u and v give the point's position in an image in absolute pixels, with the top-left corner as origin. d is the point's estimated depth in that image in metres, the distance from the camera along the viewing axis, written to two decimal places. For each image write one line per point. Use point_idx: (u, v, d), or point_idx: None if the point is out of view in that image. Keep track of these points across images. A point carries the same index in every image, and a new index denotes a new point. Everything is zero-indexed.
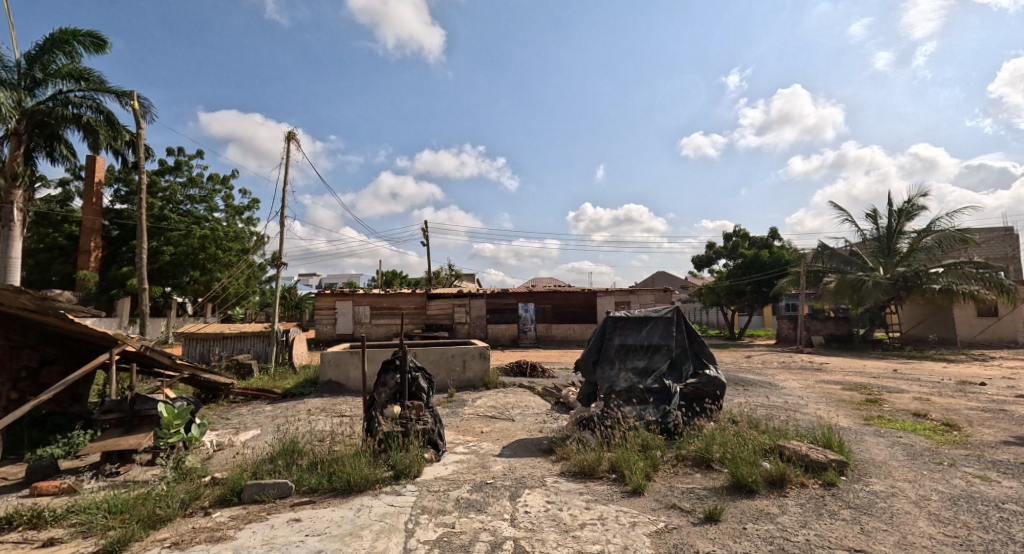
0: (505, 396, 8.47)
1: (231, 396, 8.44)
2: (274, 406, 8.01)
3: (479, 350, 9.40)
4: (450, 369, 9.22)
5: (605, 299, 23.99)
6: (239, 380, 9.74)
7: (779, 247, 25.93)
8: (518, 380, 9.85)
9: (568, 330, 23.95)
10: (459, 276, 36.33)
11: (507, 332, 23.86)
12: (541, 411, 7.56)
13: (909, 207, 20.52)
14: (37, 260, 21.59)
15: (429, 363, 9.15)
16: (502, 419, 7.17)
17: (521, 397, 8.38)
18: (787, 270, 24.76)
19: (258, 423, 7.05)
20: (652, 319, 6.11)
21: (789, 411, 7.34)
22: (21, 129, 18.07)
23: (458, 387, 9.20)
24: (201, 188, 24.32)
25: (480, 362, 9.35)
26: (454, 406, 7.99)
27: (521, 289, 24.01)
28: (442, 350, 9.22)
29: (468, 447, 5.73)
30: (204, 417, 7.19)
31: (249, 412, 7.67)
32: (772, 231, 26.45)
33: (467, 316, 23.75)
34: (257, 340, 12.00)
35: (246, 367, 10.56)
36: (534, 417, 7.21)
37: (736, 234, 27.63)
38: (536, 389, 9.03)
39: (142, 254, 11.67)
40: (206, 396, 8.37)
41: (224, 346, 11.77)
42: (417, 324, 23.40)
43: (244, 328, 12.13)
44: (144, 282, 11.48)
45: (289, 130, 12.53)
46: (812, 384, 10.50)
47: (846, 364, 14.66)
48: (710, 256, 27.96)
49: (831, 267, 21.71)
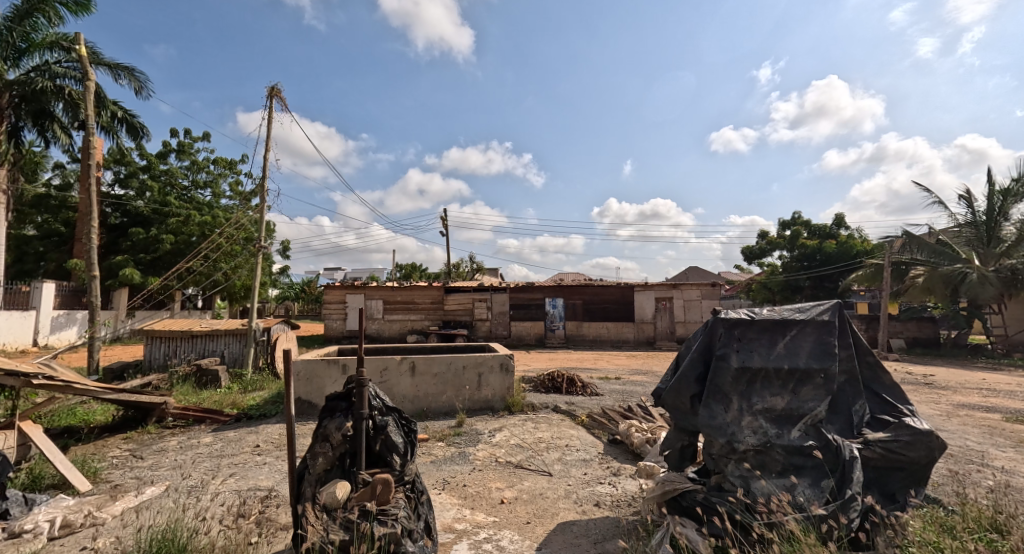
0: (534, 426, 6.03)
1: (168, 421, 6.24)
2: (215, 438, 5.73)
3: (500, 359, 6.99)
4: (459, 386, 6.84)
5: (643, 294, 21.27)
6: (193, 395, 7.62)
7: (847, 237, 22.65)
8: (550, 400, 7.43)
9: (600, 329, 21.31)
10: (481, 270, 34.13)
11: (532, 331, 21.43)
12: (590, 459, 5.08)
13: (1018, 185, 17.12)
14: (31, 248, 20.18)
15: (431, 377, 6.79)
16: (533, 474, 4.74)
17: (558, 430, 5.92)
18: (858, 262, 21.51)
19: (174, 470, 4.77)
20: (795, 323, 3.51)
21: (987, 469, 4.63)
22: (5, 103, 16.57)
23: (471, 411, 6.81)
24: (207, 173, 22.57)
25: (500, 377, 6.96)
26: (462, 444, 5.58)
27: (548, 283, 21.51)
28: (449, 360, 6.84)
29: (478, 544, 3.30)
30: (106, 458, 5.00)
31: (177, 447, 5.45)
32: (837, 218, 23.23)
33: (488, 312, 21.46)
34: (232, 340, 9.91)
35: (211, 375, 8.56)
36: (581, 471, 4.76)
37: (794, 223, 24.37)
38: (577, 415, 6.58)
39: (93, 233, 9.41)
40: (133, 418, 6.17)
41: (193, 347, 9.77)
42: (433, 320, 21.29)
43: (217, 324, 10.05)
44: (95, 268, 9.31)
45: (271, 85, 10.27)
46: (955, 411, 7.66)
47: (957, 378, 11.76)
48: (764, 247, 24.90)
49: (918, 259, 18.19)
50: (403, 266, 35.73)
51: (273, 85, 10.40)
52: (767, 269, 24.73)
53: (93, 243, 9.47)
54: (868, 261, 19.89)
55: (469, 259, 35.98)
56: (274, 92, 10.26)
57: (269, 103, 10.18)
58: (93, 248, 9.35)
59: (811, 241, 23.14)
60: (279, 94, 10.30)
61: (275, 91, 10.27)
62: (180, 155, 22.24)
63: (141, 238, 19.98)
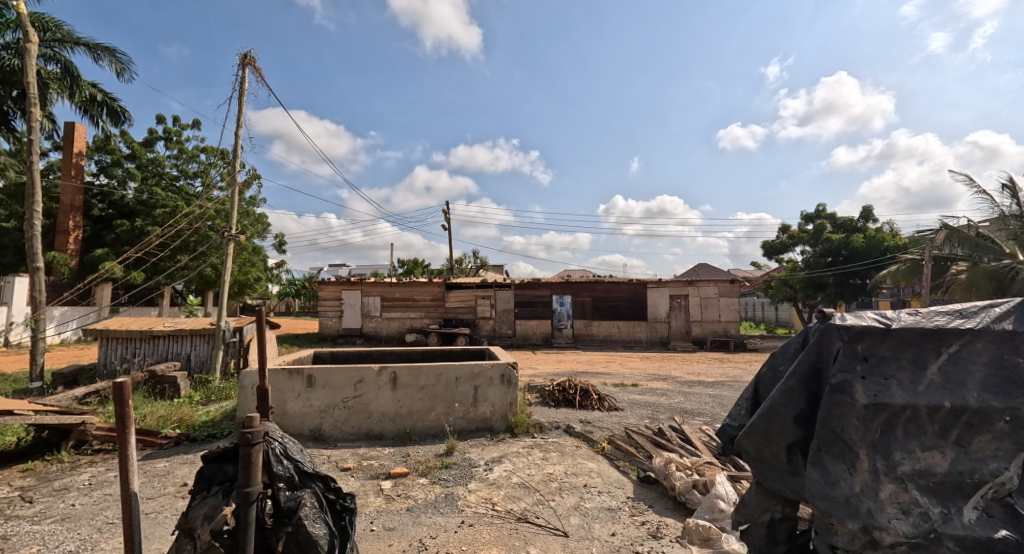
0: (544, 457, 4.79)
1: (90, 447, 5.03)
2: (139, 471, 4.50)
3: (501, 370, 5.74)
4: (451, 402, 5.61)
5: (657, 292, 19.94)
6: (136, 408, 6.39)
7: (876, 231, 21.18)
8: (561, 417, 6.21)
9: (611, 329, 20.05)
10: (485, 266, 32.93)
11: (538, 331, 20.19)
12: (618, 508, 3.84)
13: None
14: (10, 240, 19.07)
15: (416, 391, 5.58)
16: (542, 533, 3.48)
17: (573, 463, 4.68)
18: (888, 258, 20.09)
19: (62, 524, 3.54)
20: (958, 335, 2.20)
21: None
22: None
23: (464, 433, 5.58)
24: (197, 162, 21.35)
25: (501, 391, 5.72)
26: (451, 482, 4.35)
27: (556, 279, 20.18)
28: (438, 371, 5.62)
29: None
30: None
31: (86, 485, 4.22)
32: (864, 211, 21.80)
33: (492, 310, 20.23)
34: (199, 342, 8.71)
35: (168, 383, 7.39)
36: (607, 529, 3.52)
37: (819, 216, 22.88)
38: (596, 440, 5.33)
39: (36, 217, 8.00)
40: (47, 443, 4.95)
41: (153, 348, 8.60)
42: (434, 319, 20.14)
43: (182, 323, 8.88)
44: (37, 259, 7.95)
45: (244, 53, 9.04)
46: None
47: None
48: (785, 242, 23.51)
49: (959, 253, 16.72)
50: (406, 263, 34.67)
51: (245, 53, 9.15)
52: (788, 265, 23.36)
53: (35, 229, 8.18)
54: (902, 257, 18.43)
55: (473, 255, 34.83)
56: (246, 61, 9.02)
57: (240, 72, 8.93)
58: (36, 236, 7.99)
59: (837, 235, 21.70)
60: (252, 62, 9.07)
61: (248, 59, 9.03)
62: (168, 143, 21.03)
63: (125, 231, 18.87)
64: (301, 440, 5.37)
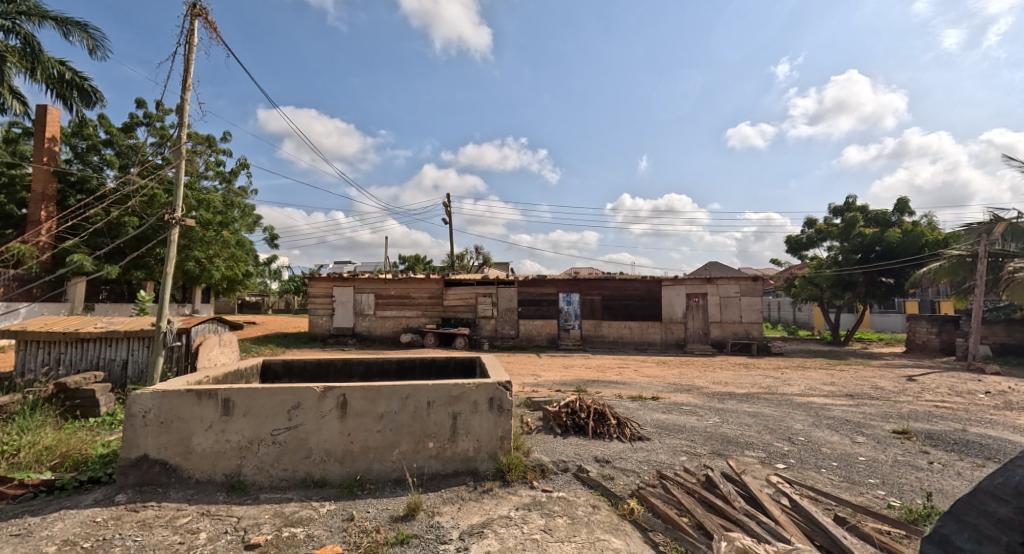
0: (548, 531, 3.25)
1: None
2: None
3: (490, 392, 4.23)
4: (421, 435, 4.12)
5: (673, 290, 18.31)
6: (24, 431, 4.94)
7: (913, 225, 19.42)
8: (571, 453, 4.70)
9: (622, 330, 18.49)
10: (488, 263, 31.46)
11: (544, 331, 18.67)
12: None
13: None
14: None
15: (373, 420, 4.08)
16: None
17: (591, 541, 3.14)
18: (928, 255, 18.38)
19: None
20: None
21: None
22: None
23: (440, 479, 4.10)
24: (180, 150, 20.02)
25: (488, 421, 4.21)
26: None
27: (563, 275, 18.64)
28: (405, 392, 4.12)
29: None
30: None
31: None
32: (900, 204, 20.08)
33: (494, 309, 18.70)
34: (138, 346, 7.27)
35: (85, 397, 5.97)
36: None
37: (849, 209, 21.13)
38: (623, 496, 3.77)
39: None
40: None
41: (82, 352, 7.19)
42: (432, 318, 18.67)
43: (118, 324, 7.44)
44: None
45: (192, 2, 7.57)
46: None
47: None
48: (812, 237, 21.87)
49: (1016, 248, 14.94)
50: (406, 260, 33.33)
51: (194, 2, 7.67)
52: (814, 262, 21.65)
53: None
54: (947, 253, 16.70)
55: (476, 252, 33.33)
56: (196, 10, 7.55)
57: (189, 24, 7.45)
58: None
59: (870, 228, 19.95)
60: (204, 14, 7.61)
61: (198, 8, 7.56)
62: (149, 129, 19.67)
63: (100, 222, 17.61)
64: (210, 490, 3.85)
